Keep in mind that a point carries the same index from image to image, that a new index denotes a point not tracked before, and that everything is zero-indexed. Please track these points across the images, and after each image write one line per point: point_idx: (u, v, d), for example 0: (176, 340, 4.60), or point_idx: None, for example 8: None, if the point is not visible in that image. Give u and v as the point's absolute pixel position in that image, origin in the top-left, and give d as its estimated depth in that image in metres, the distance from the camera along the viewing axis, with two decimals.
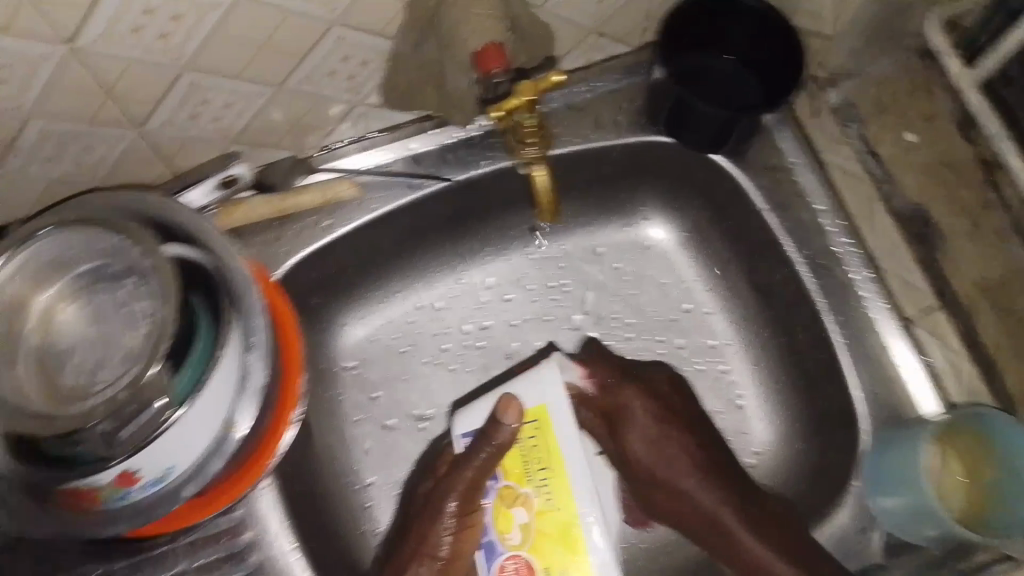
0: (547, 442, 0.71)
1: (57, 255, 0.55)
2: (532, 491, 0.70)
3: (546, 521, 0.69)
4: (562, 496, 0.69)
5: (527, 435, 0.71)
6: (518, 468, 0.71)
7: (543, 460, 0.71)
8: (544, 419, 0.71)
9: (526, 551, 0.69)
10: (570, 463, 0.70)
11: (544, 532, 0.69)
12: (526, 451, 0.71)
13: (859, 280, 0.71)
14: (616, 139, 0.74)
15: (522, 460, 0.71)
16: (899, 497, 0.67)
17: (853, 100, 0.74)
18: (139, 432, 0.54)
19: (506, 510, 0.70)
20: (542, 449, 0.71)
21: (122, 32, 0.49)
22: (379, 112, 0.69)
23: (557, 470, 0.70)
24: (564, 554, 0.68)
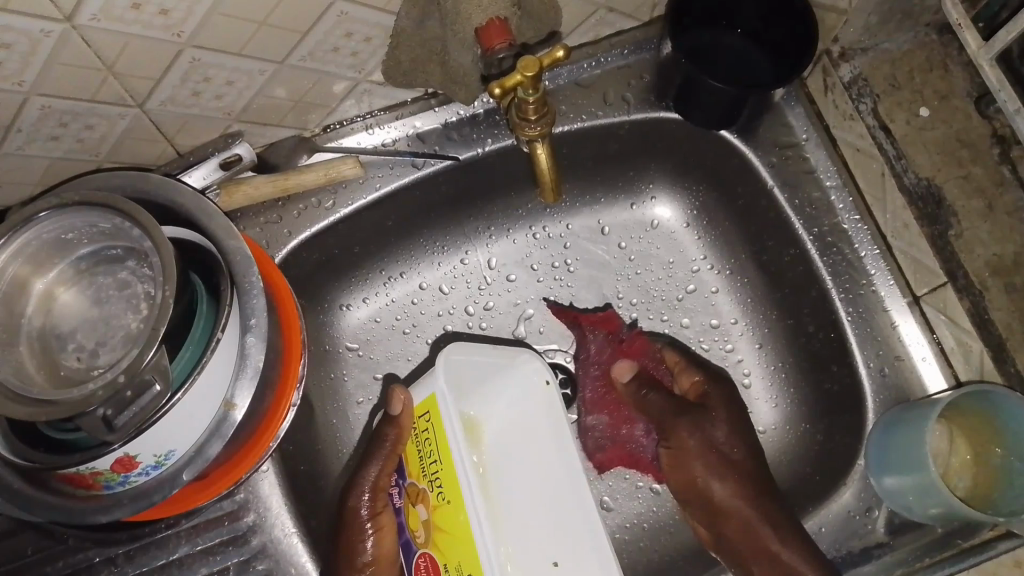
0: (435, 432, 0.63)
1: (56, 237, 0.53)
2: (427, 485, 0.63)
3: (443, 517, 0.61)
4: (449, 487, 0.60)
5: (420, 428, 0.65)
6: (416, 463, 0.65)
7: (433, 440, 0.63)
8: (432, 409, 0.63)
9: (430, 549, 0.62)
10: (456, 462, 0.60)
11: (442, 528, 0.61)
12: (422, 447, 0.64)
13: (868, 258, 0.71)
14: (623, 115, 0.73)
15: (419, 454, 0.64)
16: (900, 477, 0.66)
17: (866, 76, 0.70)
18: (134, 420, 0.50)
19: (411, 508, 0.64)
20: (434, 441, 0.63)
21: (121, 7, 0.47)
22: (383, 89, 0.68)
23: (441, 458, 0.61)
24: (459, 553, 0.59)
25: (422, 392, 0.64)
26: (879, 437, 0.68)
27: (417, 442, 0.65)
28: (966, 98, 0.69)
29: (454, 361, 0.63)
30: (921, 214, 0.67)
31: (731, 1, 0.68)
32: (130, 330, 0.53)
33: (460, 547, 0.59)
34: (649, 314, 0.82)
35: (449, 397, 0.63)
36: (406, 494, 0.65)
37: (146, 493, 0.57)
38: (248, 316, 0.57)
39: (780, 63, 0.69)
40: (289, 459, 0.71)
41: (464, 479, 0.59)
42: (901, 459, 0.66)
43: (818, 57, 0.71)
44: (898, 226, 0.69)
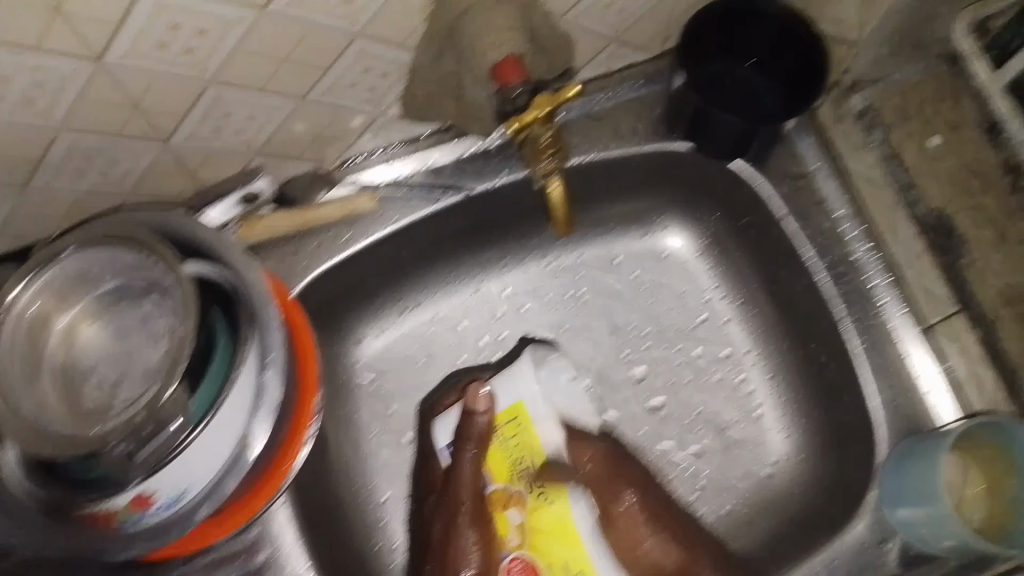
0: (526, 438, 0.72)
1: (81, 271, 0.55)
2: (522, 489, 0.71)
3: (541, 517, 0.69)
4: (553, 489, 0.70)
5: (508, 429, 0.72)
6: (502, 468, 0.71)
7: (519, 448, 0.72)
8: (522, 415, 0.73)
9: (527, 550, 0.69)
10: (555, 461, 0.72)
11: (540, 527, 0.69)
12: (507, 449, 0.72)
13: (879, 287, 0.72)
14: (635, 147, 0.74)
15: (506, 456, 0.72)
16: (918, 508, 0.66)
17: (877, 107, 0.71)
18: (152, 456, 0.52)
19: (499, 513, 0.70)
20: (524, 445, 0.72)
21: (149, 45, 0.48)
22: (399, 123, 0.69)
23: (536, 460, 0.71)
24: (563, 547, 0.69)
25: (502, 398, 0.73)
26: (891, 469, 0.68)
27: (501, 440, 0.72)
28: (979, 130, 0.69)
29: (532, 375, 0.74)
30: (933, 244, 0.69)
31: (743, 32, 0.69)
32: (151, 367, 0.53)
33: (563, 540, 0.69)
34: (662, 344, 0.83)
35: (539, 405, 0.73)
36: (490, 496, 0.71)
37: (162, 531, 0.57)
38: (267, 350, 0.57)
39: (790, 95, 0.70)
40: (304, 492, 0.71)
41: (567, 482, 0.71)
42: (914, 489, 0.66)
43: (828, 88, 0.73)
44: (910, 256, 0.70)
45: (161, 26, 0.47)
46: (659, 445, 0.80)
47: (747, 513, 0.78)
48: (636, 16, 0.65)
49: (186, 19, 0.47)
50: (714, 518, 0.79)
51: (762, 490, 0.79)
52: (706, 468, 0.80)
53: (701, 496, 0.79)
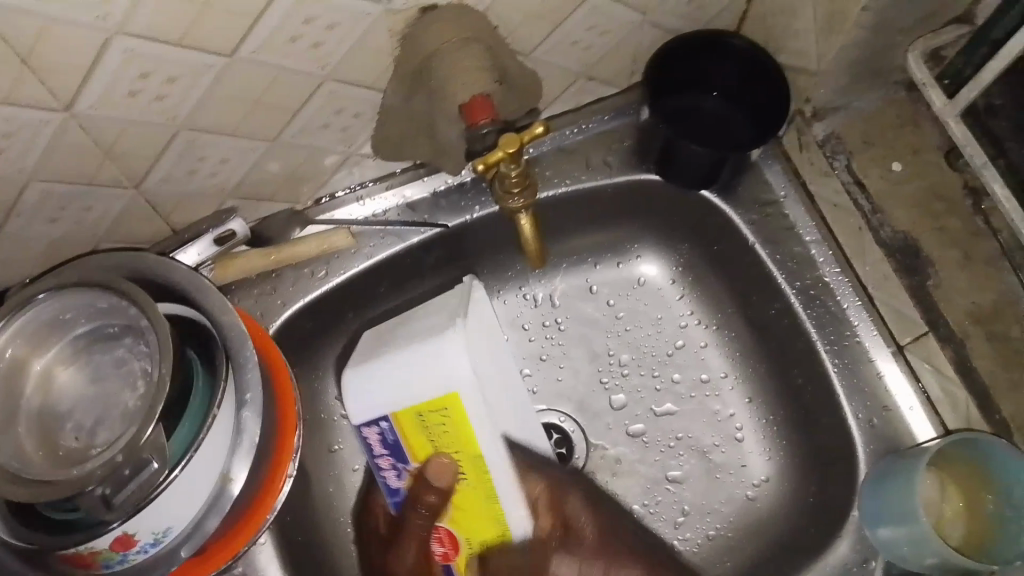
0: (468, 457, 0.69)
1: (54, 317, 0.54)
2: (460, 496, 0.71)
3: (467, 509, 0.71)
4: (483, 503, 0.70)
5: (434, 419, 0.67)
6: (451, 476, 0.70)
7: (467, 451, 0.68)
8: (455, 404, 0.66)
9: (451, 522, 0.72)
10: (495, 474, 0.69)
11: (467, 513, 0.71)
12: (432, 436, 0.69)
13: (851, 309, 0.72)
14: (605, 179, 0.75)
15: (428, 441, 0.69)
16: (896, 528, 0.66)
17: (839, 134, 0.73)
18: (132, 498, 0.51)
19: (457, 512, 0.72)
20: (453, 433, 0.68)
21: (119, 94, 0.49)
22: (373, 162, 0.70)
23: (471, 492, 0.70)
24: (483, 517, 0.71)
25: (398, 393, 0.67)
26: (870, 491, 0.68)
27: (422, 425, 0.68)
28: (938, 152, 0.72)
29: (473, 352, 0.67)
30: (900, 266, 0.70)
31: (706, 66, 0.70)
32: (127, 408, 0.55)
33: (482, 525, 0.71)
34: (640, 371, 0.83)
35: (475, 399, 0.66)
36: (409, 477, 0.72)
37: (145, 572, 0.57)
38: (242, 391, 0.58)
39: (757, 124, 0.71)
40: (287, 530, 0.71)
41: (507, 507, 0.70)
42: (897, 509, 0.66)
43: (791, 117, 0.74)
44: (880, 278, 0.71)
45: (131, 76, 0.48)
46: (640, 469, 0.81)
47: (729, 538, 0.79)
48: (602, 52, 0.67)
49: (154, 67, 0.48)
50: (699, 542, 0.79)
51: (744, 514, 0.79)
52: (688, 494, 0.80)
53: (684, 521, 0.80)
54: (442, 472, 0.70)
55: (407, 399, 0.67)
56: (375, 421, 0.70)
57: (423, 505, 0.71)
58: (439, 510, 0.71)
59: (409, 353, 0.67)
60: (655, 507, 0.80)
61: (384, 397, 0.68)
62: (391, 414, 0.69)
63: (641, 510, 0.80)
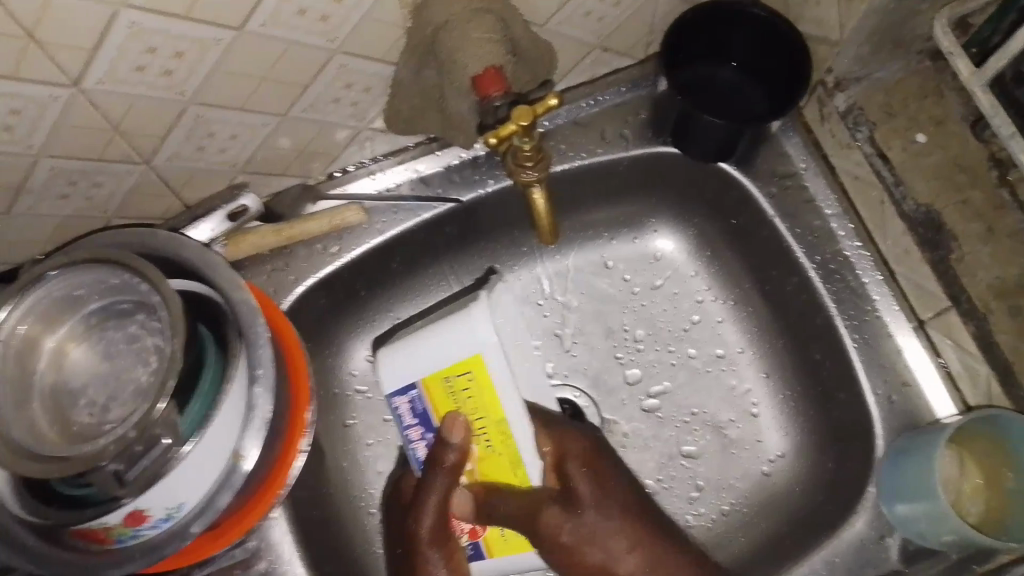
0: (492, 415, 0.68)
1: (67, 293, 0.54)
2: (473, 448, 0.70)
3: (490, 470, 0.70)
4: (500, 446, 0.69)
5: (459, 384, 0.68)
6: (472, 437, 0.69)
7: (493, 414, 0.68)
8: (480, 368, 0.66)
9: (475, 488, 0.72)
10: (517, 433, 0.68)
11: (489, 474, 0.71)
12: (455, 398, 0.69)
13: (870, 283, 0.71)
14: (621, 152, 0.74)
15: (450, 402, 0.69)
16: (912, 505, 0.65)
17: (861, 105, 0.71)
18: (144, 475, 0.52)
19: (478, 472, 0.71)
20: (474, 398, 0.68)
21: (127, 69, 0.48)
22: (384, 136, 0.69)
23: (499, 455, 0.69)
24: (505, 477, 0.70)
25: (431, 359, 0.68)
26: (889, 465, 0.68)
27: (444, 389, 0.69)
28: (962, 122, 0.69)
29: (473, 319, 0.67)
30: (921, 239, 0.68)
31: (723, 37, 0.69)
32: (141, 384, 0.54)
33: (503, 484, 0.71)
34: (656, 346, 0.83)
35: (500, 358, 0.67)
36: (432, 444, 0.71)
37: (157, 547, 0.57)
38: (254, 366, 0.57)
39: (775, 97, 0.70)
40: (301, 504, 0.72)
41: (527, 458, 0.69)
42: (914, 487, 0.65)
43: (812, 87, 0.72)
44: (900, 253, 0.70)
45: (137, 50, 0.47)
46: (655, 445, 0.81)
47: (744, 513, 0.79)
48: (617, 22, 0.65)
49: (160, 42, 0.47)
50: (713, 517, 0.79)
51: (759, 490, 0.79)
52: (703, 470, 0.80)
53: (699, 496, 0.80)
54: (454, 428, 0.68)
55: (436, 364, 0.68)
56: (405, 390, 0.71)
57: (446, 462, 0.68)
58: (462, 466, 0.69)
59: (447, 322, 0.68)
60: (670, 482, 0.80)
61: (413, 366, 0.69)
62: (420, 380, 0.70)
63: (655, 485, 0.80)
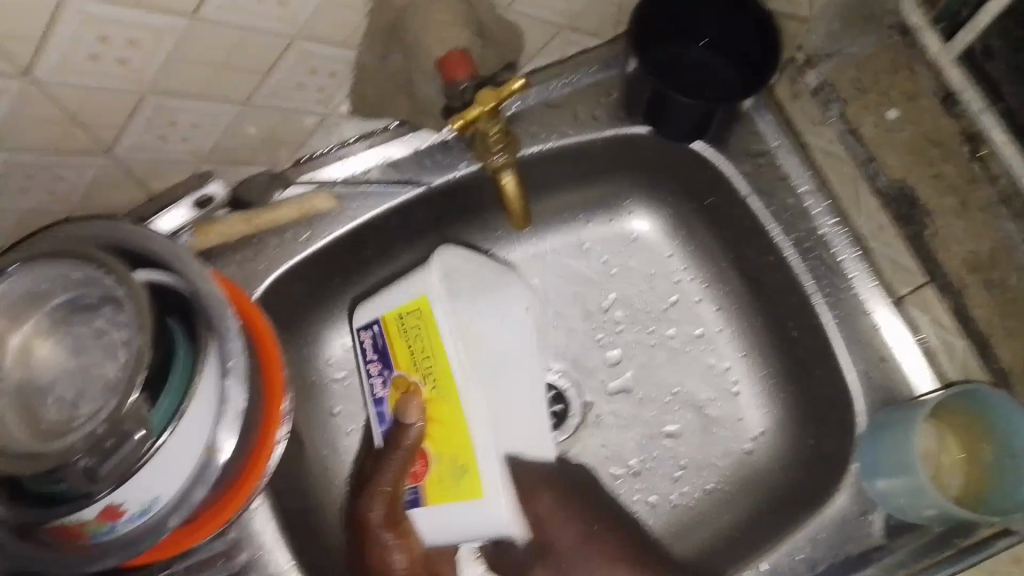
0: (458, 436, 0.66)
1: (30, 288, 0.54)
2: (420, 379, 0.69)
3: (437, 410, 0.68)
4: (465, 454, 0.66)
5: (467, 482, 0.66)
6: (438, 438, 0.68)
7: (447, 454, 0.67)
8: (427, 311, 0.69)
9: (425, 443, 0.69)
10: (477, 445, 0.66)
11: (436, 420, 0.68)
12: (409, 341, 0.70)
13: (847, 259, 0.71)
14: (595, 133, 0.73)
15: (408, 351, 0.70)
16: (894, 480, 0.65)
17: (832, 82, 0.71)
18: (116, 470, 0.51)
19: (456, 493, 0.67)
20: (425, 337, 0.69)
21: (79, 59, 0.47)
22: (353, 121, 0.68)
23: (472, 475, 0.66)
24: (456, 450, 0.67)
25: (395, 297, 0.72)
26: (869, 441, 0.67)
27: (404, 324, 0.71)
28: (935, 96, 0.68)
29: (456, 287, 0.70)
30: (897, 215, 0.69)
31: (694, 9, 0.68)
32: (110, 379, 0.53)
33: (454, 431, 0.67)
34: (635, 327, 0.82)
35: (490, 458, 0.65)
36: (394, 384, 0.71)
37: (135, 541, 0.56)
38: (227, 358, 0.57)
39: (747, 72, 0.69)
40: (281, 494, 0.71)
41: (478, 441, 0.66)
42: (894, 461, 0.65)
43: (783, 65, 0.72)
44: (875, 227, 0.70)
45: (89, 39, 0.46)
46: (636, 425, 0.81)
47: (726, 491, 0.78)
48: (583, 0, 0.64)
49: (113, 30, 0.46)
50: (695, 497, 0.79)
51: (740, 468, 0.79)
52: (686, 449, 0.80)
53: (681, 476, 0.79)
54: (412, 408, 0.68)
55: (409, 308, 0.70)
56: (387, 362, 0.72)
57: (402, 444, 0.68)
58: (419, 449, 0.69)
59: (410, 275, 0.72)
60: (652, 465, 0.80)
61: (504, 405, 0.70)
62: (382, 318, 0.73)
63: (637, 465, 0.80)
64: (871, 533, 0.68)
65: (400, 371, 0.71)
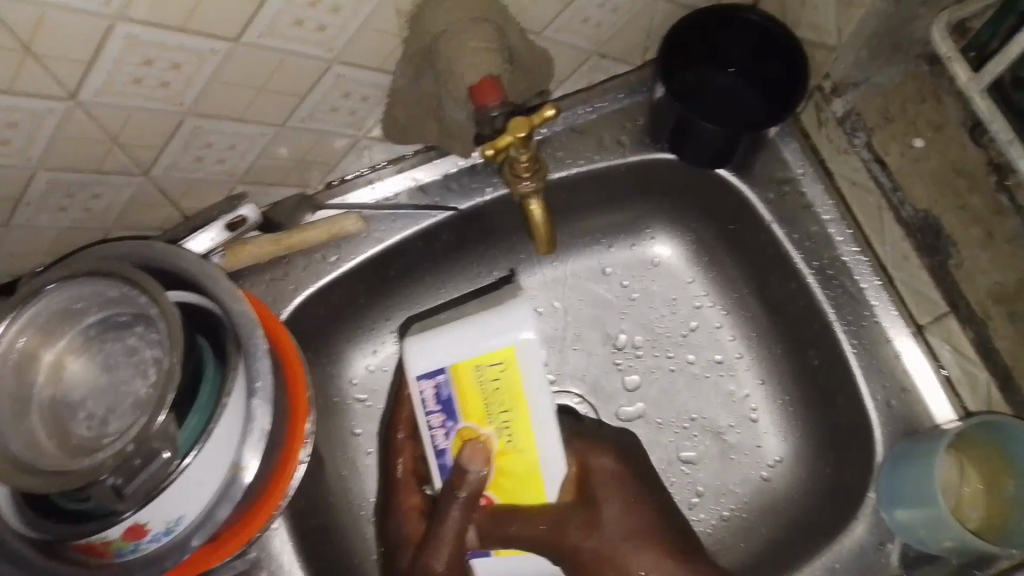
0: (530, 473, 0.68)
1: (65, 305, 0.54)
2: (493, 431, 0.66)
3: (506, 457, 0.68)
4: (535, 489, 0.69)
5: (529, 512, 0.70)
6: (504, 479, 0.69)
7: (510, 491, 0.69)
8: (513, 361, 0.63)
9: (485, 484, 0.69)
10: (545, 473, 0.68)
11: (503, 465, 0.68)
12: (486, 392, 0.65)
13: (870, 289, 0.71)
14: (619, 159, 0.74)
15: (483, 400, 0.65)
16: (913, 511, 0.65)
17: (859, 110, 0.70)
18: (141, 489, 0.51)
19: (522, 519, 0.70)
20: (505, 388, 0.65)
21: (122, 82, 0.48)
22: (383, 144, 0.69)
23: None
24: (523, 484, 0.69)
25: (467, 345, 0.64)
26: (888, 472, 0.68)
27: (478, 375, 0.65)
28: (961, 127, 0.68)
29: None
30: (920, 245, 0.67)
31: (722, 42, 0.69)
32: (139, 397, 0.54)
33: (523, 475, 0.68)
34: (655, 352, 0.83)
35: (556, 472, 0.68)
36: (457, 434, 0.68)
37: (158, 560, 0.57)
38: (253, 378, 0.57)
39: (772, 102, 0.70)
40: (301, 514, 0.71)
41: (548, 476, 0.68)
42: (913, 492, 0.65)
43: (811, 94, 0.72)
44: (899, 258, 0.69)
45: (135, 62, 0.47)
46: (653, 450, 0.81)
47: (744, 518, 0.78)
48: (613, 29, 0.65)
49: (158, 54, 0.47)
50: (713, 522, 0.79)
51: (759, 495, 0.79)
52: (704, 474, 0.80)
53: (698, 502, 0.80)
54: (475, 455, 0.66)
55: (470, 351, 0.64)
56: (432, 374, 0.67)
57: (463, 491, 0.67)
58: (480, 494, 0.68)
59: (486, 316, 0.64)
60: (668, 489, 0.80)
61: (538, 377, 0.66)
62: (450, 366, 0.65)
63: None
64: (890, 564, 0.68)
65: (466, 421, 0.67)
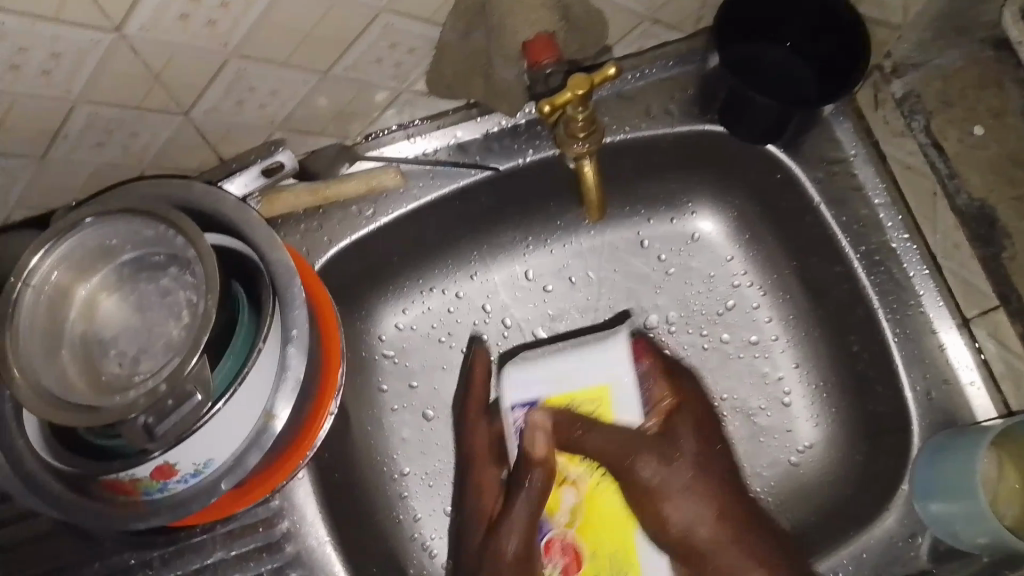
0: (618, 522, 0.68)
1: (102, 241, 0.54)
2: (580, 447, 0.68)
3: (597, 501, 0.69)
4: (626, 543, 0.67)
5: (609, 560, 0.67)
6: (595, 521, 0.68)
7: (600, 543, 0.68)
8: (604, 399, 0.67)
9: (575, 530, 0.68)
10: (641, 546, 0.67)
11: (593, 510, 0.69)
12: None
13: (916, 277, 0.70)
14: (667, 128, 0.72)
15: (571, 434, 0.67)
16: (947, 504, 0.64)
17: (919, 92, 0.68)
18: (174, 430, 0.50)
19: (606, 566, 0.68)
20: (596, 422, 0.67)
21: (169, 18, 0.47)
22: (426, 99, 0.68)
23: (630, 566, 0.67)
24: (613, 539, 0.68)
25: (565, 379, 0.67)
26: (924, 464, 0.66)
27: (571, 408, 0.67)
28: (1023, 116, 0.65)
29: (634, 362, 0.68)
30: (974, 236, 0.65)
31: (784, 9, 0.66)
32: (171, 339, 0.52)
33: (612, 528, 0.68)
34: (688, 329, 0.81)
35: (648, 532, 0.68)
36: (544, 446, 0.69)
37: (185, 503, 0.56)
38: (289, 327, 0.57)
39: (829, 78, 0.67)
40: (325, 466, 0.71)
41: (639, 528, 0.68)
42: (947, 484, 0.64)
43: (869, 71, 0.69)
44: (949, 246, 0.67)
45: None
46: None
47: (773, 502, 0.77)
48: None
49: None
50: None
51: (786, 480, 0.78)
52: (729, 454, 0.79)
53: None
54: (538, 427, 0.66)
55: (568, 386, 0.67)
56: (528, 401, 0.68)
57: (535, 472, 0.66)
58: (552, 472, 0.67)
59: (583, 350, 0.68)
60: None
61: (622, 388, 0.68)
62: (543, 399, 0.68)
63: None
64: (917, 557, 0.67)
65: None
